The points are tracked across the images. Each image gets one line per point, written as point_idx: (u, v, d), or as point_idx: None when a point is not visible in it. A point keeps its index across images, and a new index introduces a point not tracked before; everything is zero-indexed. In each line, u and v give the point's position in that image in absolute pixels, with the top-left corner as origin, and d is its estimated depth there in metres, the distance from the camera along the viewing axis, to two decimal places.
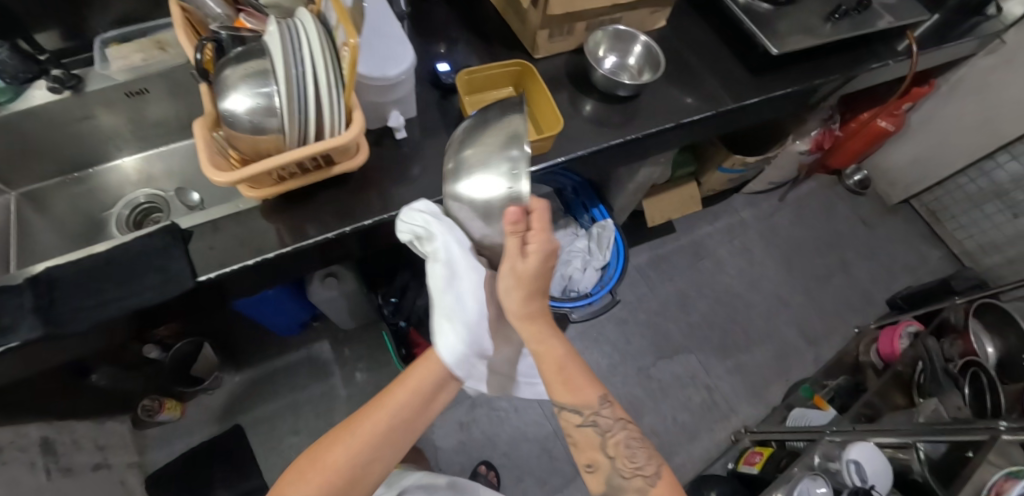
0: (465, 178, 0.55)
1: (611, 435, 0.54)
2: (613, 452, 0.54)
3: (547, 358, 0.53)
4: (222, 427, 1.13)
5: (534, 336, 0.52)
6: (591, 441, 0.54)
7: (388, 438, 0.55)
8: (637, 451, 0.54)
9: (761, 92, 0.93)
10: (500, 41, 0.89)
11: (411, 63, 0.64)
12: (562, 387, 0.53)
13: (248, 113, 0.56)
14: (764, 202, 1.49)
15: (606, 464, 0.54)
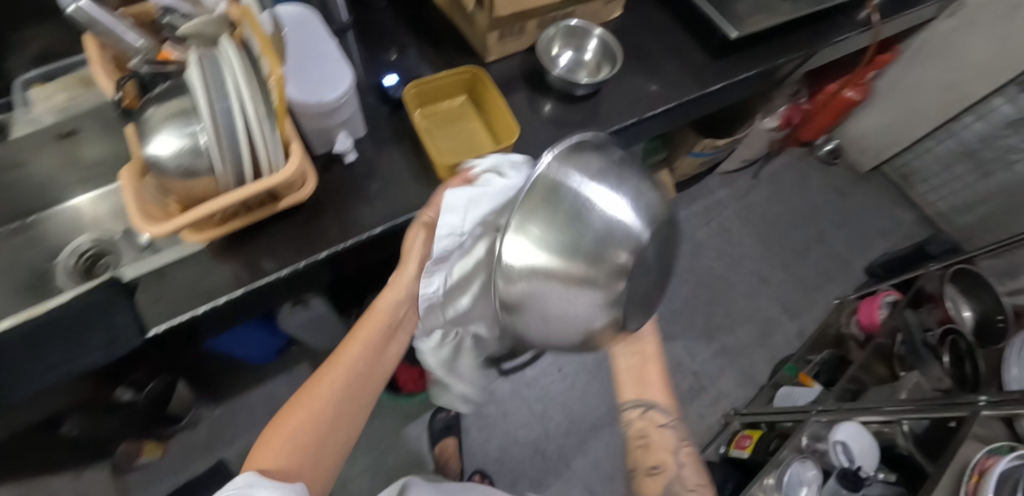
0: (582, 238, 0.47)
1: (682, 447, 0.67)
2: (683, 459, 0.66)
3: (648, 364, 0.69)
4: (204, 463, 1.09)
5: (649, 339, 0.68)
6: (669, 445, 0.66)
7: (353, 389, 0.58)
8: (695, 470, 0.66)
9: (724, 77, 0.91)
10: (449, 46, 0.85)
11: (349, 84, 0.60)
12: (652, 392, 0.67)
13: (176, 155, 0.52)
14: (737, 180, 1.48)
15: (672, 469, 0.65)
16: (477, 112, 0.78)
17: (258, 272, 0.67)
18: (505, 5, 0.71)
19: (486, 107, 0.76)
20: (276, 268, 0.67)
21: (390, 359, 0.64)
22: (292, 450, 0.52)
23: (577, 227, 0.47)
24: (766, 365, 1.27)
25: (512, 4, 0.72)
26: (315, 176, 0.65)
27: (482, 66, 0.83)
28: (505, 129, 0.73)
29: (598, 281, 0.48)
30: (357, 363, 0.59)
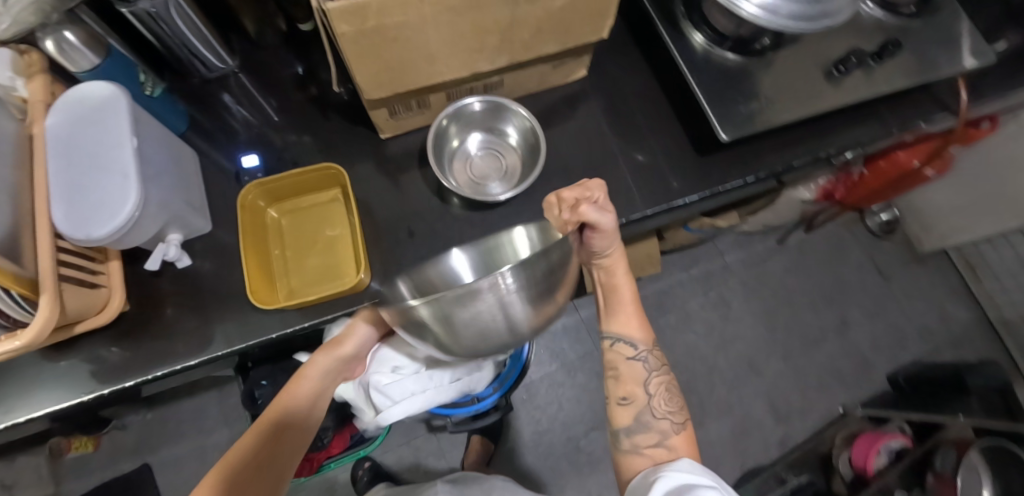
0: (454, 329, 0.43)
1: (653, 376, 0.56)
2: (653, 391, 0.55)
3: (620, 297, 0.57)
4: (129, 465, 1.11)
5: (625, 278, 0.57)
6: (638, 374, 0.56)
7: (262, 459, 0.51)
8: (669, 397, 0.55)
9: (701, 183, 0.70)
10: (350, 108, 0.69)
11: (128, 214, 0.48)
12: (625, 320, 0.57)
13: None
14: (757, 242, 1.22)
15: (644, 400, 0.55)
16: (346, 213, 0.62)
17: (62, 391, 0.59)
18: (372, 88, 0.54)
19: (352, 212, 0.60)
20: (79, 387, 0.59)
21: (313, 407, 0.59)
22: None
23: (448, 325, 0.42)
24: (733, 475, 1.09)
25: (385, 85, 0.55)
26: (121, 295, 0.56)
27: (378, 144, 0.67)
28: (363, 253, 0.58)
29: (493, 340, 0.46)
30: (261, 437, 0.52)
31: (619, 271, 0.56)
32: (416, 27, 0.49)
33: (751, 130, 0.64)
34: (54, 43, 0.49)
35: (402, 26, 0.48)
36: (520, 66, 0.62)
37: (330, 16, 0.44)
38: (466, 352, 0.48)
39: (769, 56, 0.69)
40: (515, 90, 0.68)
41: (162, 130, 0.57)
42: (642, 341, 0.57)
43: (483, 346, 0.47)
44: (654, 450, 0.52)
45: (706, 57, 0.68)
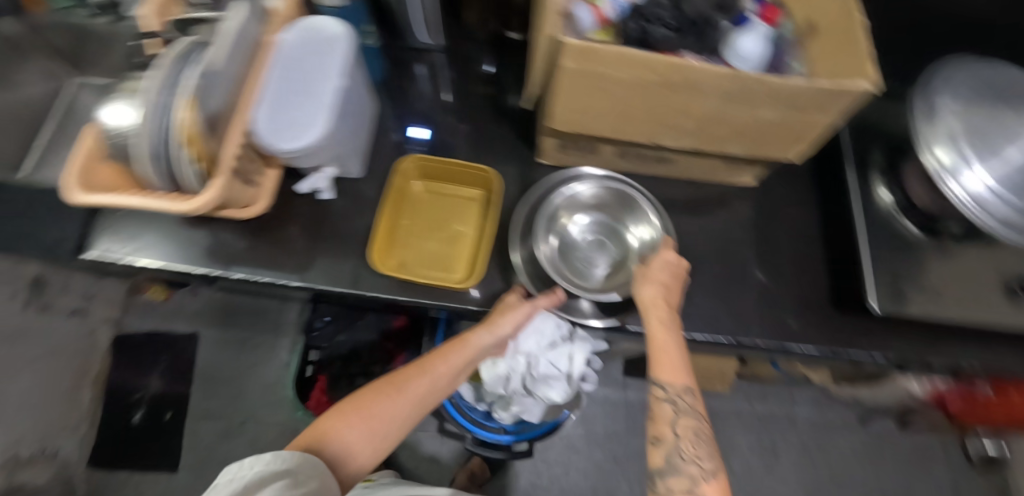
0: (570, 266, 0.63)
1: (682, 418, 0.51)
2: (681, 435, 0.51)
3: (659, 341, 0.54)
4: (183, 327, 1.22)
5: (659, 321, 0.54)
6: (667, 416, 0.51)
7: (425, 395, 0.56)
8: (701, 441, 0.50)
9: (824, 338, 0.65)
10: (521, 119, 0.71)
11: (309, 140, 0.52)
12: (664, 363, 0.53)
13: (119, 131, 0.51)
14: (834, 409, 1.12)
15: (672, 442, 0.50)
16: (481, 213, 0.64)
17: (180, 255, 0.65)
18: (560, 120, 0.56)
19: (487, 218, 0.62)
20: (195, 258, 0.65)
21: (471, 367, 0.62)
22: (346, 436, 0.51)
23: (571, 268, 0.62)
24: None
25: (570, 122, 0.56)
26: (264, 204, 0.60)
27: (530, 164, 0.68)
28: (481, 262, 0.59)
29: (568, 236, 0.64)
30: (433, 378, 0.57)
31: (649, 310, 0.55)
32: (624, 83, 0.50)
33: (905, 312, 0.59)
34: None
35: (612, 78, 0.49)
36: (698, 152, 0.62)
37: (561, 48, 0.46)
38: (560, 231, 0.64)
39: (950, 246, 0.63)
40: (677, 171, 0.67)
41: (363, 77, 0.62)
42: (675, 383, 0.52)
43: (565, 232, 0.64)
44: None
45: (884, 220, 0.64)
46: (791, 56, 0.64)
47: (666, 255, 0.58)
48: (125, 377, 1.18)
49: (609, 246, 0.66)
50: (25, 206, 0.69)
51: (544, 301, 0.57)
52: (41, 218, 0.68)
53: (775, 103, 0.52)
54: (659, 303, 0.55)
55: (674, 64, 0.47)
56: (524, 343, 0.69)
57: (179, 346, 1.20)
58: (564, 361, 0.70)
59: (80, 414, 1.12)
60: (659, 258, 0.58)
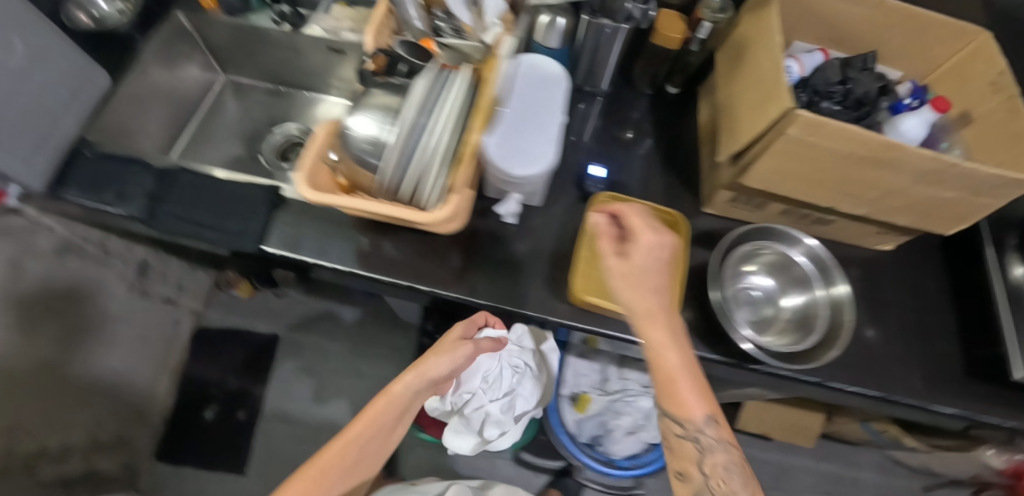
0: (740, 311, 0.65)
1: (708, 456, 0.49)
2: (710, 473, 0.49)
3: (662, 367, 0.49)
4: (265, 326, 1.24)
5: (658, 344, 0.49)
6: (689, 454, 0.50)
7: (374, 434, 0.62)
8: (734, 478, 0.47)
9: (961, 401, 0.68)
10: (678, 168, 0.76)
11: (542, 167, 0.56)
12: (673, 398, 0.49)
13: (366, 139, 0.55)
14: (904, 479, 1.13)
15: (701, 483, 0.49)
16: None
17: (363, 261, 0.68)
18: (755, 175, 0.62)
19: None
20: (377, 264, 0.68)
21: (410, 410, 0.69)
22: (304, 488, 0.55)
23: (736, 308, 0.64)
24: None
25: (764, 179, 0.63)
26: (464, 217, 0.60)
27: (688, 211, 0.73)
28: None
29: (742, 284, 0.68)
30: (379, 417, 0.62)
31: (648, 328, 0.49)
32: (829, 150, 0.57)
33: None
34: (550, 19, 0.64)
35: (821, 144, 0.56)
36: (858, 218, 0.68)
37: (792, 118, 0.53)
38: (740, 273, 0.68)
39: None
40: (829, 232, 0.72)
41: None
42: (694, 418, 0.48)
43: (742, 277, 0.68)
44: None
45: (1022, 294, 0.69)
46: (946, 139, 0.69)
47: (605, 232, 0.52)
48: (200, 370, 1.19)
49: (779, 312, 0.67)
50: (200, 193, 0.71)
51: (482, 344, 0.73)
52: (218, 207, 0.69)
53: (960, 184, 0.57)
54: (655, 320, 0.49)
55: (887, 142, 0.54)
56: (470, 386, 0.84)
57: (258, 345, 1.22)
58: (491, 412, 0.85)
59: (155, 403, 1.12)
60: (639, 252, 0.50)
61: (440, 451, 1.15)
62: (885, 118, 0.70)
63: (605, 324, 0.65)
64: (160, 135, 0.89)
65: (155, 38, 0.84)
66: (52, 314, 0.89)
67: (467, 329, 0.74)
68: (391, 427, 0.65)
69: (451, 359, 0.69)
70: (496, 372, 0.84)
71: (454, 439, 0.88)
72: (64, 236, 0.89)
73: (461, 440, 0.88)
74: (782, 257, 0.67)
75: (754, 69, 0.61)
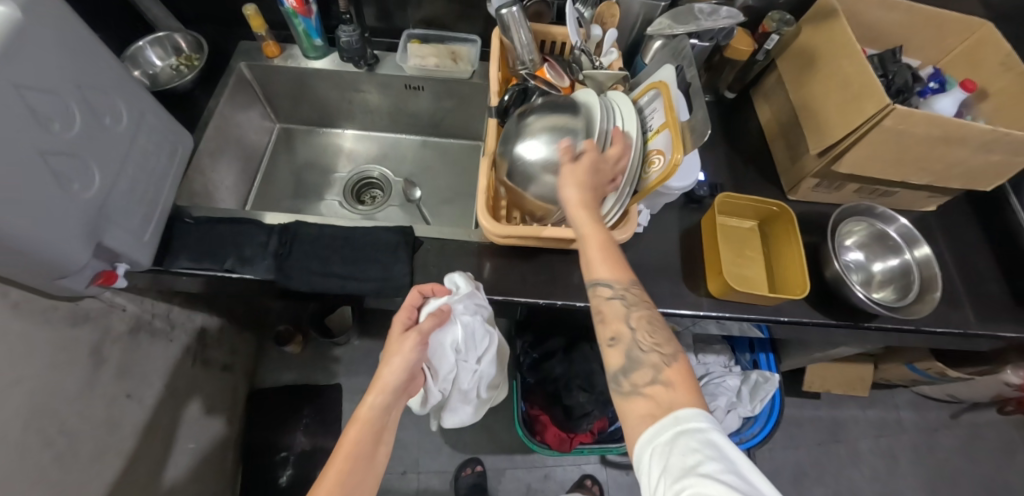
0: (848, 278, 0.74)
1: (634, 310, 0.51)
2: (637, 326, 0.51)
3: (595, 236, 0.53)
4: (325, 378, 1.21)
5: (588, 221, 0.53)
6: (618, 311, 0.51)
7: (355, 463, 0.53)
8: (655, 329, 0.51)
9: (1020, 326, 0.81)
10: (752, 163, 0.86)
11: (691, 183, 0.62)
12: (600, 259, 0.53)
13: (541, 159, 0.57)
14: (932, 410, 1.29)
15: (628, 336, 0.51)
16: (762, 240, 0.77)
17: (511, 288, 0.70)
18: (848, 164, 0.71)
19: (776, 243, 0.75)
20: (523, 288, 0.70)
21: (393, 423, 0.59)
22: None
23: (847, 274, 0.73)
24: None
25: (854, 166, 0.72)
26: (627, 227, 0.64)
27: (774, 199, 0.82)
28: (792, 279, 0.71)
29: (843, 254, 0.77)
30: (352, 448, 0.54)
31: (573, 196, 0.53)
32: (916, 137, 0.67)
33: None
34: (661, 42, 0.70)
35: (909, 133, 0.67)
36: (918, 187, 0.80)
37: (891, 111, 0.63)
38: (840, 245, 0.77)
39: None
40: (890, 202, 0.84)
41: None
42: (612, 279, 0.52)
43: (843, 248, 0.77)
44: (652, 388, 0.48)
45: None
46: (968, 114, 0.82)
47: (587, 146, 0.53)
48: (264, 434, 1.12)
49: (875, 276, 0.76)
50: (331, 244, 0.69)
51: (427, 323, 0.62)
52: (355, 256, 0.69)
53: (1010, 150, 0.69)
54: (588, 203, 0.53)
55: (959, 125, 0.65)
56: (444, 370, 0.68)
57: (323, 398, 1.18)
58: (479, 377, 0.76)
59: (228, 479, 1.04)
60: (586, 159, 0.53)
61: (530, 469, 1.15)
62: (916, 101, 0.82)
63: (741, 310, 0.71)
64: (232, 192, 0.86)
65: (223, 92, 0.81)
66: (133, 400, 0.82)
67: (410, 313, 0.64)
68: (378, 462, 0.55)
69: (404, 359, 0.59)
70: (469, 328, 0.68)
71: (451, 418, 0.80)
72: (136, 313, 0.82)
73: (459, 415, 0.80)
74: (870, 229, 0.77)
75: (837, 72, 0.71)
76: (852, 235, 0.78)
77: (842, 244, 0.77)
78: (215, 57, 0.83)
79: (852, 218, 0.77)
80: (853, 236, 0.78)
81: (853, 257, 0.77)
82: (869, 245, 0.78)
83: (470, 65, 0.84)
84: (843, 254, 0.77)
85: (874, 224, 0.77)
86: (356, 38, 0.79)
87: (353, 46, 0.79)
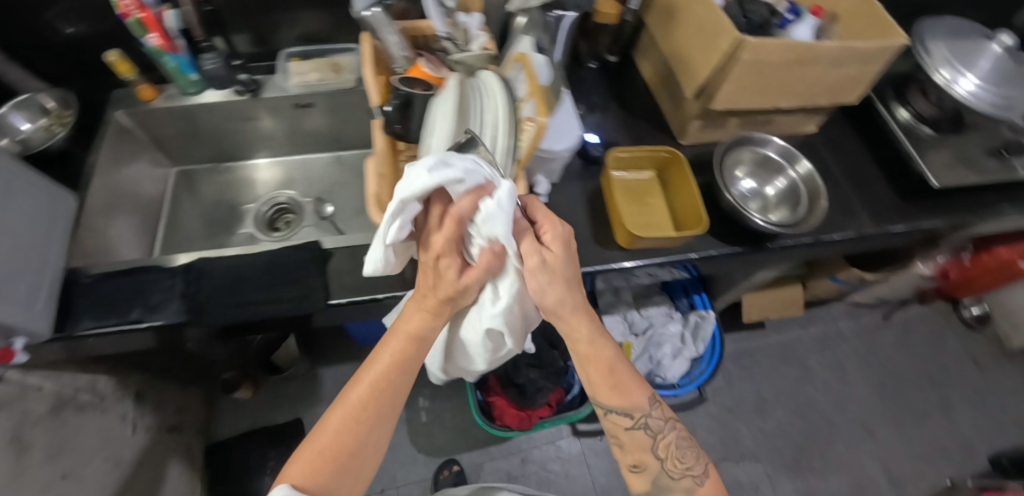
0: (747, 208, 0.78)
1: (660, 437, 0.59)
2: (664, 454, 0.59)
3: (596, 360, 0.58)
4: (286, 415, 1.19)
5: (588, 349, 0.58)
6: (642, 444, 0.59)
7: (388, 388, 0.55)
8: (682, 452, 0.59)
9: (907, 220, 0.88)
10: (644, 118, 0.90)
11: (574, 144, 0.65)
12: (615, 393, 0.59)
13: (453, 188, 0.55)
14: (866, 316, 1.38)
15: (657, 466, 0.59)
16: (662, 188, 0.81)
17: None
18: (722, 101, 0.76)
19: (673, 187, 0.79)
20: None
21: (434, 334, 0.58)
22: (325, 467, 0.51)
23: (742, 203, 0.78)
24: None
25: (728, 102, 0.77)
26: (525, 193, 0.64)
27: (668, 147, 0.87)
28: (692, 217, 0.75)
29: (737, 186, 0.81)
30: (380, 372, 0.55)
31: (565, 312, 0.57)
32: (773, 64, 0.72)
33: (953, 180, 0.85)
34: (526, 17, 0.72)
35: (767, 62, 0.71)
36: (792, 110, 0.86)
37: (745, 45, 0.68)
38: (732, 178, 0.81)
39: (954, 137, 0.91)
40: (773, 129, 0.90)
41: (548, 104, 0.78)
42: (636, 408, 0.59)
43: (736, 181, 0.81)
44: None
45: (908, 127, 0.94)
46: (825, 37, 0.89)
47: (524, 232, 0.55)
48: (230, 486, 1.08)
49: (770, 201, 0.81)
50: (239, 273, 0.68)
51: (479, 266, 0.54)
52: (267, 280, 0.68)
53: (858, 61, 0.75)
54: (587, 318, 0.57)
55: (807, 44, 0.70)
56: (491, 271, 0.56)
57: (286, 437, 1.16)
58: None
59: None
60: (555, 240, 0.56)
61: (508, 457, 1.16)
62: (778, 33, 0.87)
63: (652, 255, 0.75)
64: (135, 244, 0.83)
65: (103, 145, 0.78)
66: (70, 480, 0.78)
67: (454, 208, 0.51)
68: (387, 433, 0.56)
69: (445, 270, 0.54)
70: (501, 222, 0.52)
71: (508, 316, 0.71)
72: (56, 391, 0.78)
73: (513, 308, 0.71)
74: (756, 158, 0.82)
75: (694, 18, 0.75)
76: (741, 167, 0.82)
77: (734, 176, 0.82)
78: (88, 109, 0.80)
79: (738, 152, 0.82)
80: (742, 167, 0.83)
81: (747, 187, 0.82)
82: (758, 174, 0.83)
83: (353, 75, 0.85)
84: (737, 186, 0.81)
85: (758, 153, 0.82)
86: (219, 64, 0.79)
87: (220, 72, 0.81)
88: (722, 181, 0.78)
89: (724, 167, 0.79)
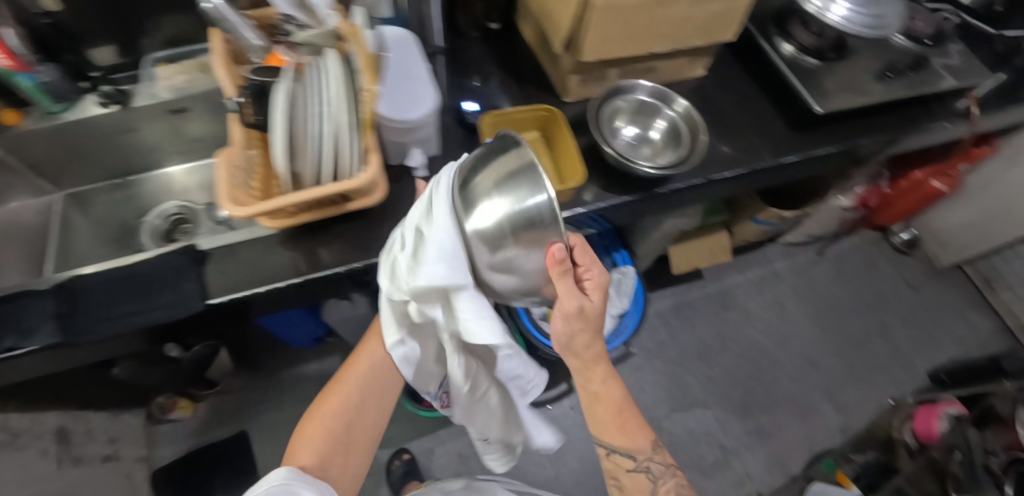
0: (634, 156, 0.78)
1: (661, 481, 0.56)
2: None
3: (606, 401, 0.54)
4: (231, 428, 1.19)
5: (600, 392, 0.53)
6: (642, 488, 0.56)
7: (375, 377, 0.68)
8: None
9: (799, 150, 0.89)
10: (529, 81, 0.89)
11: (431, 106, 0.66)
12: (621, 436, 0.55)
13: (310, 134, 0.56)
14: (800, 253, 1.40)
15: None
16: (546, 147, 0.82)
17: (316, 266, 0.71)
18: (591, 52, 0.76)
19: (555, 144, 0.80)
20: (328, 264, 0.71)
21: None
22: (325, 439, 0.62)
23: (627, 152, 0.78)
24: (803, 459, 1.16)
25: (597, 52, 0.77)
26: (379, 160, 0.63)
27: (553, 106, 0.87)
28: (572, 172, 0.75)
29: (621, 138, 0.81)
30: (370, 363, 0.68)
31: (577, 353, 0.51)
32: (633, 8, 0.72)
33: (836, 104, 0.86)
34: None
35: (625, 6, 0.71)
36: (670, 55, 0.86)
37: None
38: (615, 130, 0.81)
39: (838, 62, 0.92)
40: (658, 77, 0.90)
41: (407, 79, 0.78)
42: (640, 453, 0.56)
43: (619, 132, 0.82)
44: None
45: (794, 60, 0.91)
46: None
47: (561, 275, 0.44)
48: None
49: (656, 146, 0.82)
50: (114, 286, 0.67)
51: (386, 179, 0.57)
52: (143, 288, 0.67)
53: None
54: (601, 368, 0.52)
55: None
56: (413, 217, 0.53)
57: (235, 450, 1.15)
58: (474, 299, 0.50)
59: None
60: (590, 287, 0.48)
61: (458, 438, 1.17)
62: None
63: None
64: (20, 274, 0.80)
65: None
66: None
67: None
68: (366, 411, 0.68)
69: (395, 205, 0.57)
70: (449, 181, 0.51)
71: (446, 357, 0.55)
72: None
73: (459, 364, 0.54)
74: (635, 106, 0.82)
75: None
76: (622, 118, 0.83)
77: (616, 128, 0.82)
78: None
79: (615, 103, 0.82)
80: (623, 117, 0.83)
81: (632, 136, 0.82)
82: (640, 122, 0.83)
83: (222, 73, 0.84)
84: (621, 137, 0.81)
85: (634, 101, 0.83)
86: (57, 76, 0.76)
87: (61, 86, 0.77)
88: (601, 134, 0.78)
89: (602, 120, 0.79)
